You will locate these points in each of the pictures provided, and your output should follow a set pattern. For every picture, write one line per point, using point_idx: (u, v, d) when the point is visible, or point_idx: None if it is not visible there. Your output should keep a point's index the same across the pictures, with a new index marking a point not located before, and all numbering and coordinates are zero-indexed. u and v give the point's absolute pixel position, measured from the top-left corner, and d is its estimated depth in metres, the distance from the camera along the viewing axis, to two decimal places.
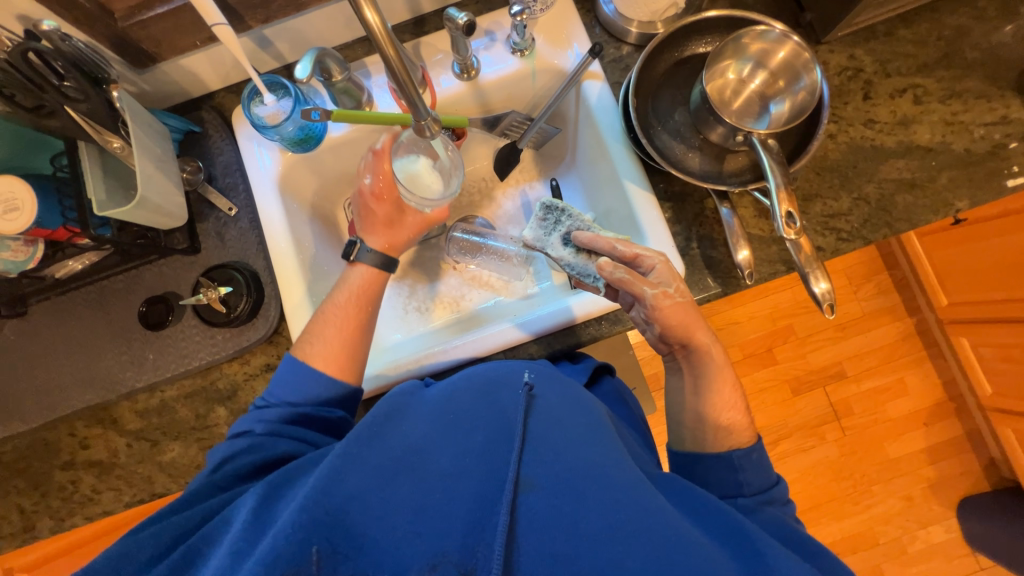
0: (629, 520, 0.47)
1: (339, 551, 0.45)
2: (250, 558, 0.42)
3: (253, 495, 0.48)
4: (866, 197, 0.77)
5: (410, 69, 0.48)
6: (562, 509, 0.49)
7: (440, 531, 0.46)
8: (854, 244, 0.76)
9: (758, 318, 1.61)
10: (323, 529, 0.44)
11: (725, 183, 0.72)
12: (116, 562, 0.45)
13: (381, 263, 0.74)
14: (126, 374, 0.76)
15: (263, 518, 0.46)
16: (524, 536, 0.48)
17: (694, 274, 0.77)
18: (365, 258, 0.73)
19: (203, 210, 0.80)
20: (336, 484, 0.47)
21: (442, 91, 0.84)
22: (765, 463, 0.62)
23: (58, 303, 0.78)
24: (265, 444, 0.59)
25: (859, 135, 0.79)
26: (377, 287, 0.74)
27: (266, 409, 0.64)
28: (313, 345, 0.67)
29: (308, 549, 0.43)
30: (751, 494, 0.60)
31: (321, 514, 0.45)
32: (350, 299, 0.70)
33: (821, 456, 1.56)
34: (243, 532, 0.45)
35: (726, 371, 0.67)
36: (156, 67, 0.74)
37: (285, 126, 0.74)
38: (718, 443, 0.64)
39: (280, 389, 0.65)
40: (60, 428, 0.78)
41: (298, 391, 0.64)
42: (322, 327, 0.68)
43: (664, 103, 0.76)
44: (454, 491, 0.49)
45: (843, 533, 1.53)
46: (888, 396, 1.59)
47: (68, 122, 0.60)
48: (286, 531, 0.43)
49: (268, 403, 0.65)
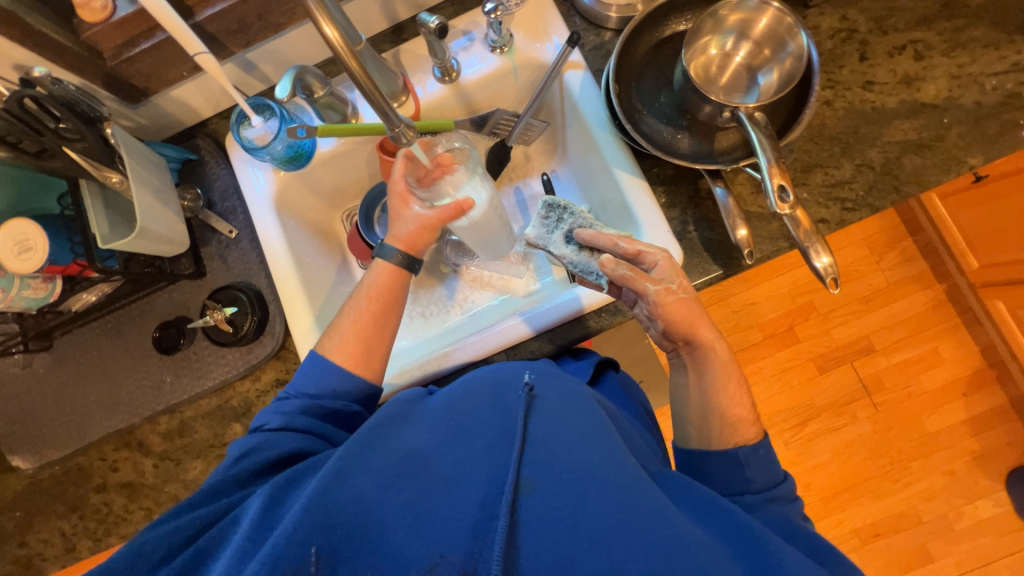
0: (630, 519, 0.47)
1: (339, 552, 0.45)
2: (255, 559, 0.43)
3: (260, 495, 0.49)
4: (871, 162, 0.73)
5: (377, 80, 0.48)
6: (563, 510, 0.48)
7: (440, 535, 0.47)
8: (862, 212, 0.72)
9: (776, 296, 1.56)
10: (325, 531, 0.45)
11: (717, 162, 0.70)
12: (129, 561, 0.46)
13: (402, 262, 0.73)
14: (146, 398, 0.80)
15: (268, 522, 0.47)
16: (524, 539, 0.48)
17: (694, 259, 0.75)
18: (387, 257, 0.72)
19: (205, 235, 0.83)
20: (338, 487, 0.47)
21: (425, 97, 0.84)
22: (771, 458, 0.62)
23: (81, 334, 0.82)
24: (276, 442, 0.59)
25: (858, 99, 0.75)
26: (398, 285, 0.73)
27: (285, 400, 0.65)
28: (331, 339, 0.69)
29: (308, 549, 0.44)
30: (756, 491, 0.60)
31: (323, 517, 0.45)
32: (366, 296, 0.70)
33: (853, 434, 1.51)
34: (250, 534, 0.46)
35: (731, 367, 0.66)
36: (149, 101, 0.77)
37: (275, 145, 0.75)
38: (724, 440, 0.63)
39: (300, 381, 0.66)
40: (91, 453, 0.82)
41: (315, 382, 0.66)
42: (345, 325, 0.69)
43: (648, 86, 0.74)
44: (454, 495, 0.49)
45: (882, 513, 1.47)
46: (921, 368, 1.52)
47: (69, 163, 0.63)
48: (289, 532, 0.44)
49: (287, 394, 0.66)
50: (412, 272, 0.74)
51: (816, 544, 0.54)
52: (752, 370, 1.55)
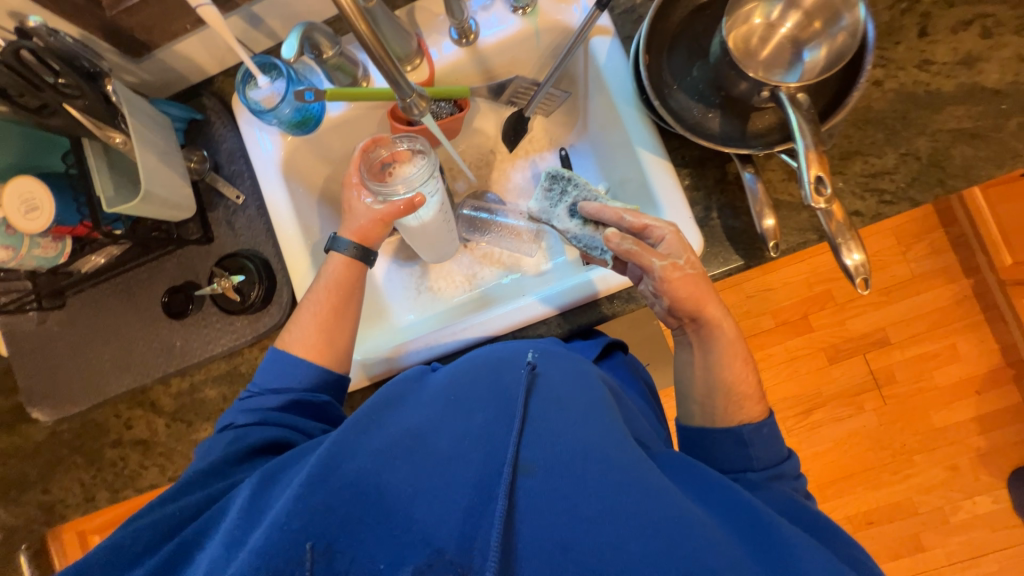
0: (625, 500, 0.46)
1: (333, 545, 0.45)
2: (247, 547, 0.44)
3: (250, 483, 0.50)
4: (917, 151, 0.68)
5: (388, 47, 0.48)
6: (561, 492, 0.48)
7: (437, 518, 0.47)
8: (900, 206, 0.67)
9: (793, 283, 1.52)
10: (317, 518, 0.45)
11: (749, 145, 0.65)
12: (113, 554, 0.47)
13: (358, 255, 0.72)
14: (157, 360, 0.81)
15: (257, 510, 0.47)
16: (523, 523, 0.47)
17: (715, 247, 0.72)
18: (341, 249, 0.72)
19: (212, 199, 0.81)
20: (333, 473, 0.48)
21: (439, 61, 0.79)
22: (776, 436, 0.61)
23: (92, 294, 0.82)
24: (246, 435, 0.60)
25: (911, 80, 0.69)
26: (357, 278, 0.72)
27: (252, 398, 0.65)
28: (292, 333, 0.69)
29: (303, 547, 0.44)
30: (760, 468, 0.59)
31: (317, 504, 0.46)
32: (325, 287, 0.71)
33: (858, 425, 1.50)
34: (239, 522, 0.47)
35: (737, 345, 0.64)
36: (153, 56, 0.74)
37: (282, 108, 0.72)
38: (729, 416, 0.63)
39: (265, 377, 0.66)
40: (106, 410, 0.85)
41: (281, 377, 0.66)
42: (305, 318, 0.69)
43: (681, 57, 0.68)
44: (453, 474, 0.49)
45: (878, 502, 1.48)
46: (936, 363, 1.49)
47: (70, 120, 0.61)
48: (282, 521, 0.45)
49: (252, 391, 0.66)
50: (370, 263, 0.74)
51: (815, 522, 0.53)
52: (761, 357, 1.53)
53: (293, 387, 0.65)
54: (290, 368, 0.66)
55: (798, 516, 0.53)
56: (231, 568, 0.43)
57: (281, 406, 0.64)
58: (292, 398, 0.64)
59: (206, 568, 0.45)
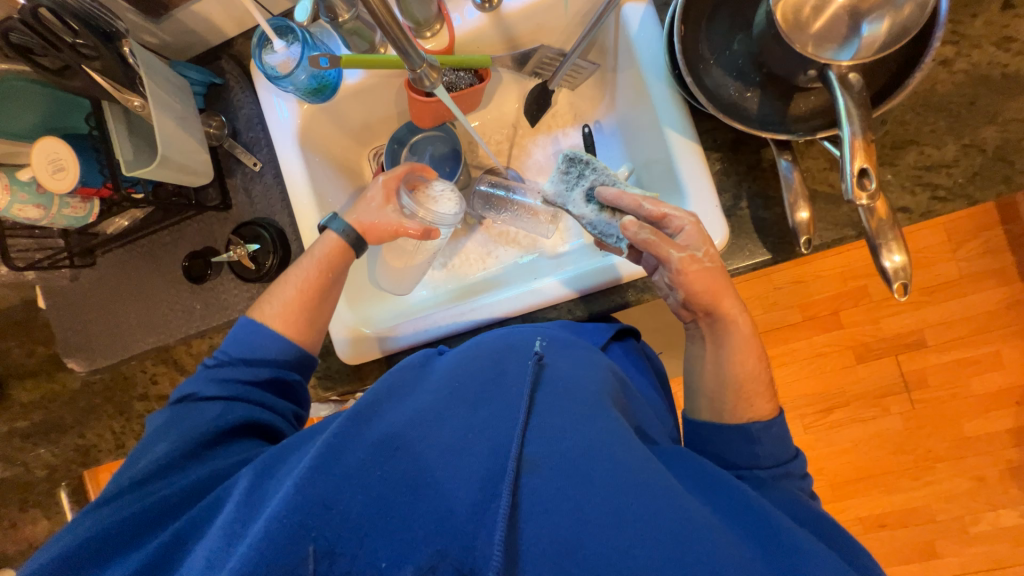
0: (633, 504, 0.45)
1: (335, 547, 0.44)
2: (244, 543, 0.43)
3: (245, 476, 0.50)
4: (981, 143, 0.61)
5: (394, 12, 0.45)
6: (566, 491, 0.46)
7: (440, 516, 0.46)
8: (955, 203, 0.61)
9: (827, 277, 1.44)
10: (317, 513, 0.44)
11: (789, 130, 0.60)
12: (98, 543, 0.47)
13: (348, 238, 0.72)
14: (179, 321, 0.84)
15: (255, 501, 0.46)
16: (527, 525, 0.46)
17: (741, 239, 0.67)
18: (337, 229, 0.72)
19: (230, 166, 0.82)
20: (334, 464, 0.47)
21: (460, 27, 0.75)
22: (784, 434, 0.59)
23: (120, 255, 0.85)
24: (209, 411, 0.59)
25: (986, 60, 0.61)
26: (343, 264, 0.71)
27: (219, 367, 0.63)
28: (271, 306, 0.68)
29: (304, 547, 0.43)
30: (767, 466, 0.57)
31: (318, 497, 0.44)
32: (315, 264, 0.69)
33: (881, 428, 1.44)
34: (238, 512, 0.46)
35: (753, 342, 0.62)
36: (171, 15, 0.73)
37: (298, 74, 0.70)
38: (736, 415, 0.60)
39: (235, 345, 0.64)
40: (133, 365, 0.89)
41: (250, 351, 0.64)
42: (284, 292, 0.68)
43: (720, 29, 0.62)
44: (455, 468, 0.48)
45: (894, 507, 1.43)
46: (975, 370, 1.40)
47: (89, 83, 0.61)
48: (282, 512, 0.43)
49: (218, 360, 0.64)
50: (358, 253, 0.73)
51: (819, 524, 0.51)
52: (783, 352, 1.48)
53: (260, 360, 0.64)
54: (259, 341, 0.64)
55: (804, 520, 0.51)
56: (230, 560, 0.42)
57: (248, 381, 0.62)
58: (257, 374, 0.63)
59: (205, 560, 0.44)
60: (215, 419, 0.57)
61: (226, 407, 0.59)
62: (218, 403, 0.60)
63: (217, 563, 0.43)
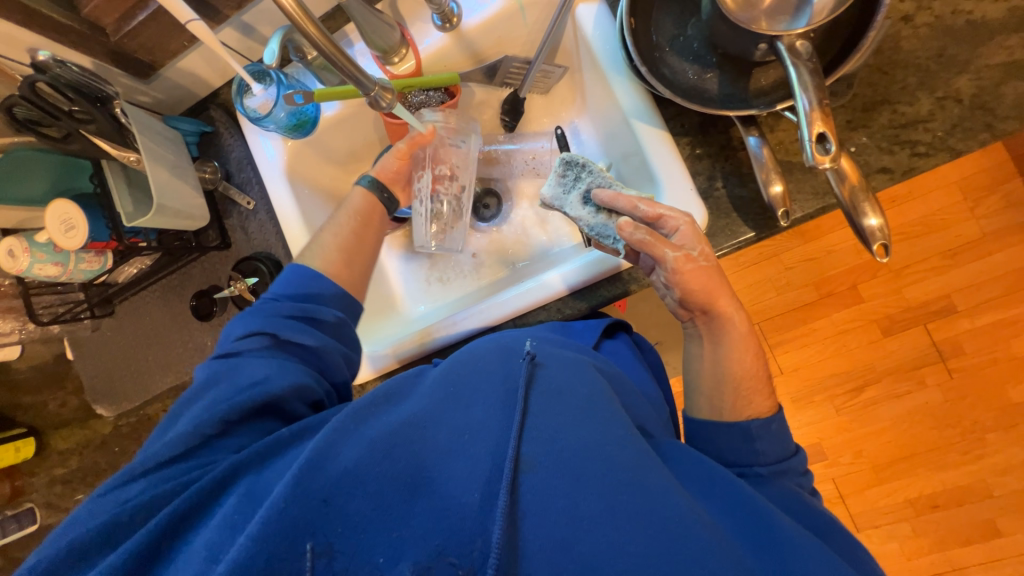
0: (631, 499, 0.45)
1: (333, 546, 0.45)
2: (245, 534, 0.44)
3: (251, 467, 0.51)
4: (957, 94, 0.59)
5: (338, 42, 0.48)
6: (561, 489, 0.47)
7: (435, 516, 0.46)
8: (936, 158, 0.59)
9: (839, 251, 1.39)
10: (316, 507, 0.46)
11: (752, 106, 0.60)
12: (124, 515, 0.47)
13: (378, 192, 0.77)
14: (193, 358, 0.88)
15: (255, 495, 0.48)
16: (525, 522, 0.46)
17: (721, 219, 0.67)
18: (363, 185, 0.77)
19: (227, 207, 0.86)
20: (331, 459, 0.49)
21: (426, 49, 0.79)
22: (784, 432, 0.59)
23: (135, 302, 0.90)
24: (245, 372, 0.58)
25: (950, 11, 0.59)
26: (379, 217, 0.77)
27: (270, 304, 0.64)
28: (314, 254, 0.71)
29: (303, 545, 0.45)
30: (765, 463, 0.57)
31: (317, 492, 0.47)
32: (350, 215, 0.74)
33: (918, 403, 1.37)
34: (237, 507, 0.47)
35: (749, 340, 0.62)
36: (159, 75, 0.78)
37: (277, 113, 0.74)
38: (736, 412, 0.60)
39: (282, 285, 0.66)
40: (156, 405, 0.94)
41: (293, 286, 0.66)
42: (327, 239, 0.72)
43: (671, 16, 0.62)
44: (450, 469, 0.49)
45: (945, 485, 1.35)
46: (1012, 331, 1.33)
47: (87, 145, 0.66)
48: (280, 506, 0.45)
49: (272, 298, 0.65)
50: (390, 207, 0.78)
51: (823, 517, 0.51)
52: (802, 331, 1.43)
53: (303, 297, 0.65)
54: (310, 281, 0.67)
55: (798, 512, 0.52)
56: (228, 556, 0.43)
57: (288, 316, 0.63)
58: (299, 308, 0.64)
59: (204, 555, 0.44)
60: (254, 384, 0.56)
61: (266, 364, 0.59)
62: (257, 360, 0.60)
63: (215, 558, 0.44)
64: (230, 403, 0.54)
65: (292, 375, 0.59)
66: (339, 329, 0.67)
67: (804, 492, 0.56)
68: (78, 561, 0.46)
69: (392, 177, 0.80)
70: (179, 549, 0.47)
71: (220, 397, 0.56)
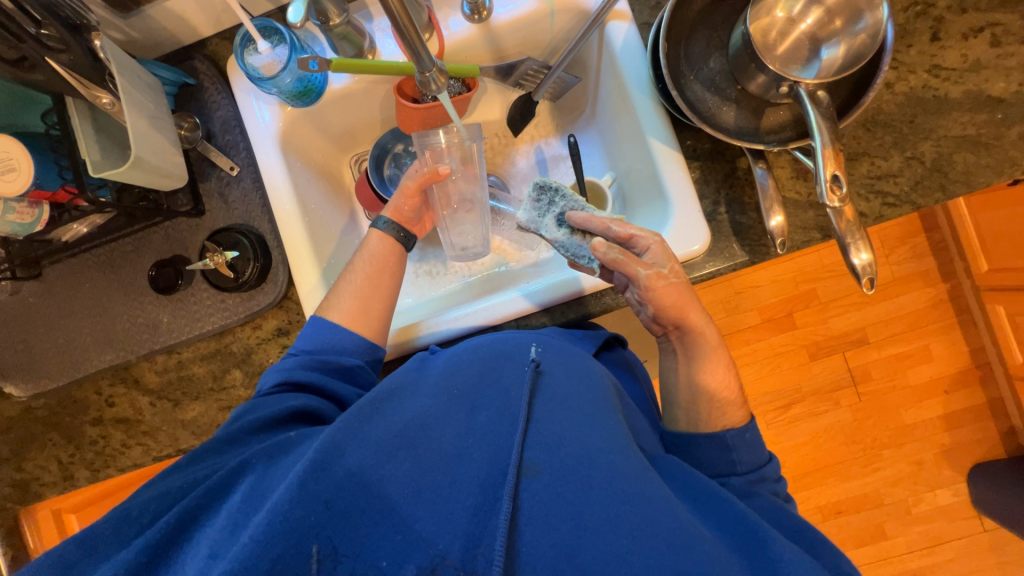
0: (633, 509, 0.45)
1: (339, 549, 0.43)
2: (245, 535, 0.41)
3: (251, 474, 0.49)
4: (921, 155, 0.69)
5: (411, 17, 0.47)
6: (565, 497, 0.46)
7: (441, 516, 0.45)
8: (902, 209, 0.69)
9: (781, 281, 1.55)
10: (317, 509, 0.43)
11: (763, 141, 0.65)
12: (120, 522, 0.45)
13: (395, 233, 0.75)
14: (142, 336, 0.77)
15: (258, 494, 0.46)
16: (527, 528, 0.45)
17: (720, 242, 0.72)
18: (379, 225, 0.74)
19: (204, 170, 0.78)
20: (336, 460, 0.46)
21: (451, 35, 0.77)
22: (758, 441, 0.62)
23: (71, 266, 0.78)
24: (275, 401, 0.59)
25: (921, 84, 0.70)
26: (393, 257, 0.74)
27: (287, 357, 0.65)
28: (332, 297, 0.69)
29: (308, 547, 0.42)
30: (742, 472, 0.60)
31: (320, 495, 0.43)
32: (371, 260, 0.72)
33: (834, 420, 1.54)
34: (240, 505, 0.45)
35: (720, 351, 0.66)
36: (142, 11, 0.71)
37: (283, 77, 0.69)
38: (712, 423, 0.63)
39: (303, 336, 0.66)
40: (85, 387, 0.80)
41: (315, 335, 0.66)
42: (346, 286, 0.70)
43: (699, 48, 0.68)
44: (456, 473, 0.48)
45: (848, 493, 1.53)
46: (911, 363, 1.53)
47: (51, 76, 0.59)
48: (284, 506, 0.42)
49: (289, 351, 0.66)
50: (406, 247, 0.76)
51: (796, 527, 0.54)
52: (745, 351, 1.56)
53: (325, 346, 0.65)
54: (326, 327, 0.66)
55: (780, 522, 0.54)
56: (228, 552, 0.41)
57: (309, 364, 0.63)
58: (321, 357, 0.64)
59: (204, 554, 0.42)
60: (272, 405, 0.58)
61: (292, 398, 0.60)
62: (282, 398, 0.60)
63: (217, 554, 0.42)
64: (245, 424, 0.56)
65: (313, 412, 0.60)
66: (360, 376, 0.66)
67: (779, 500, 0.60)
68: (77, 554, 0.43)
69: (408, 217, 0.77)
70: (182, 549, 0.44)
71: (239, 417, 0.57)
